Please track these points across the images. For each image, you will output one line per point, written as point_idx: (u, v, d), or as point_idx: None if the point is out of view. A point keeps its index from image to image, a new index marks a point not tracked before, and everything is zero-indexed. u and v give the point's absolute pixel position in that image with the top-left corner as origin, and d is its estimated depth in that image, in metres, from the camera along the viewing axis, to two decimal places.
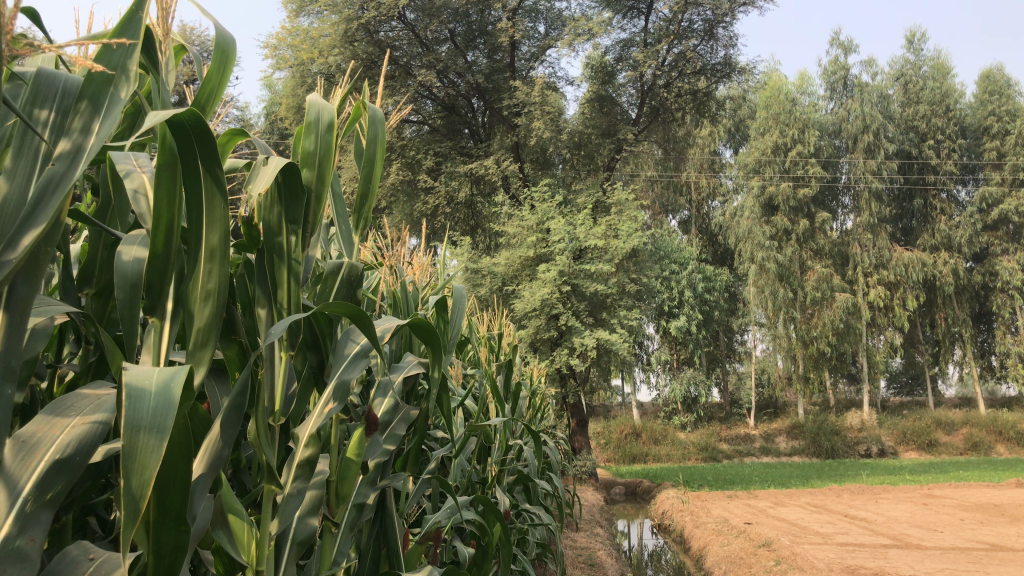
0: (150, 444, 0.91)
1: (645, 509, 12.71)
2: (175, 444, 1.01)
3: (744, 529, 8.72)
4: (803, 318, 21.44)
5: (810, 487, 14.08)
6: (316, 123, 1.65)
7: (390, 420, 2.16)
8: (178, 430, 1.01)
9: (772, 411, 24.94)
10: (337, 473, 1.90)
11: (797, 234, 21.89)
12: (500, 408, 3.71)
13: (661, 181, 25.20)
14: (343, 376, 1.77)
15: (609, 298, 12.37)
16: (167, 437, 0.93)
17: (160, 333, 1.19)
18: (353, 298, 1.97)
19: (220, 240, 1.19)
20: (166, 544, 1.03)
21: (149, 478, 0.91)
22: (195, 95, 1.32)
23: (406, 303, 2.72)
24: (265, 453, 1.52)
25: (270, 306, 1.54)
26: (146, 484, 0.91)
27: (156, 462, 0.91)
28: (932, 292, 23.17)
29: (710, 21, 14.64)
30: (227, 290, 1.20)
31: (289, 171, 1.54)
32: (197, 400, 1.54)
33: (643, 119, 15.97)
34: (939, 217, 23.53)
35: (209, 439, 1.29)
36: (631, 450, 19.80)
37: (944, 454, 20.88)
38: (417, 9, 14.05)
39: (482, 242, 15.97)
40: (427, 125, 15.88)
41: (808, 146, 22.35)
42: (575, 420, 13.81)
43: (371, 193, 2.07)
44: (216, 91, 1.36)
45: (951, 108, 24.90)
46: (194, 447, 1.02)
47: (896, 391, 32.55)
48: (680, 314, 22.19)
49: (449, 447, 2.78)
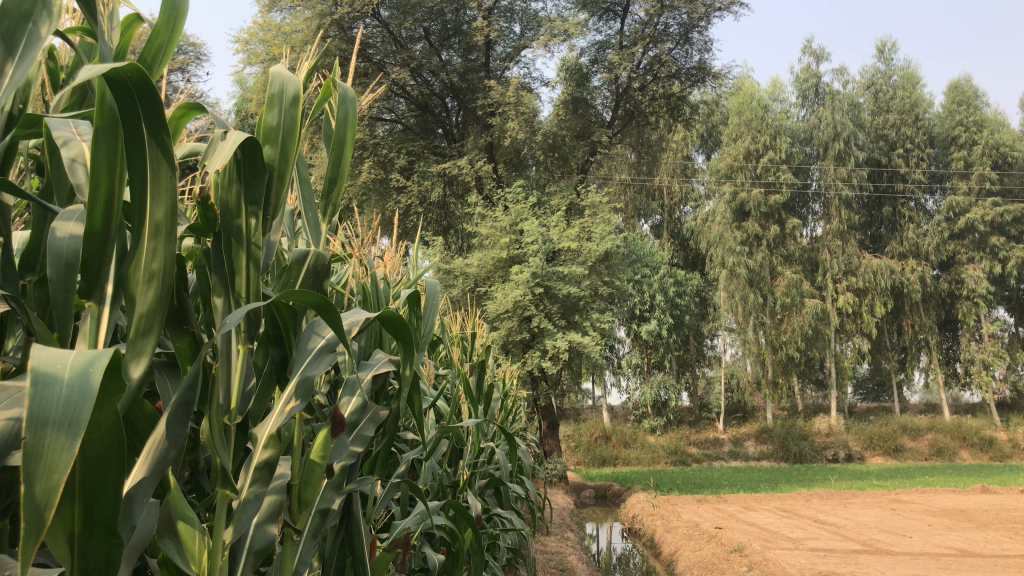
0: (61, 442, 0.78)
1: (615, 513, 12.63)
2: (99, 440, 0.89)
3: (716, 534, 8.66)
4: (772, 323, 21.57)
5: (779, 491, 14.09)
6: (279, 96, 1.52)
7: (358, 420, 2.02)
8: (101, 430, 0.88)
9: (741, 416, 25.05)
10: (300, 478, 1.78)
11: (767, 240, 21.96)
12: (474, 409, 3.59)
13: (634, 185, 25.26)
14: (306, 372, 1.64)
15: (581, 300, 12.30)
16: (81, 434, 0.80)
17: (96, 321, 1.05)
18: (320, 289, 1.84)
19: (167, 216, 1.06)
20: (92, 558, 0.91)
21: (57, 483, 0.78)
22: (140, 54, 1.20)
23: (376, 299, 2.61)
24: (219, 456, 1.40)
25: (227, 293, 1.42)
26: (52, 490, 0.78)
27: (68, 466, 0.78)
28: (899, 299, 23.39)
29: (685, 25, 14.65)
30: (174, 271, 1.07)
31: (250, 147, 1.41)
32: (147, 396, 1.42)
33: (617, 122, 15.95)
34: (906, 226, 23.81)
35: (152, 440, 1.15)
36: (601, 453, 19.69)
37: (910, 459, 21.10)
38: (393, 6, 13.96)
39: (454, 243, 15.85)
40: (400, 124, 15.76)
41: (780, 152, 22.49)
42: (546, 423, 13.67)
43: (341, 178, 1.94)
44: (169, 53, 1.24)
45: (920, 118, 25.14)
46: (123, 448, 0.90)
47: (862, 396, 32.84)
48: (651, 318, 22.22)
49: (419, 450, 2.67)
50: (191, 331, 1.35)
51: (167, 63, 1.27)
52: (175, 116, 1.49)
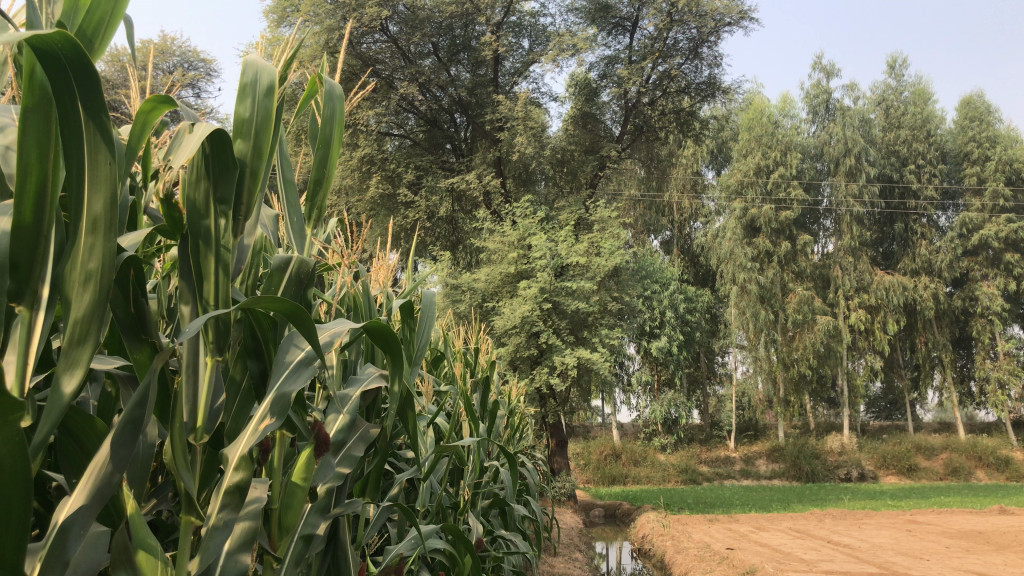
0: None
1: (625, 532, 12.44)
2: (2, 458, 0.84)
3: (728, 556, 8.46)
4: (784, 340, 21.42)
5: (792, 511, 13.83)
6: (253, 86, 1.40)
7: (346, 439, 1.89)
8: (6, 445, 0.84)
9: (752, 434, 24.79)
10: (281, 501, 1.65)
11: (779, 256, 21.77)
12: (475, 427, 3.43)
13: (643, 201, 25.12)
14: (282, 388, 1.51)
15: (590, 316, 12.15)
16: None
17: (28, 330, 0.93)
18: (302, 299, 1.71)
19: (105, 209, 0.95)
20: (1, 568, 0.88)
21: None
22: (76, 26, 1.13)
23: (370, 309, 2.47)
24: (182, 480, 1.28)
25: (195, 301, 1.32)
26: None
27: None
28: (912, 316, 23.15)
29: (695, 39, 14.60)
30: (113, 272, 0.95)
31: (219, 140, 1.30)
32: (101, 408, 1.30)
33: (627, 137, 15.79)
34: (919, 242, 23.58)
35: (96, 461, 1.04)
36: (610, 471, 19.47)
37: (924, 479, 20.74)
38: (401, 20, 13.97)
39: (463, 259, 15.72)
40: (409, 139, 15.62)
41: (791, 168, 22.32)
42: (555, 441, 13.47)
43: (327, 179, 1.82)
44: (109, 32, 1.16)
45: (933, 134, 24.93)
46: (26, 466, 0.86)
47: (875, 415, 32.47)
48: (661, 335, 22.04)
49: (414, 471, 2.53)
50: (151, 342, 1.24)
51: (106, 44, 1.17)
52: (144, 109, 1.38)
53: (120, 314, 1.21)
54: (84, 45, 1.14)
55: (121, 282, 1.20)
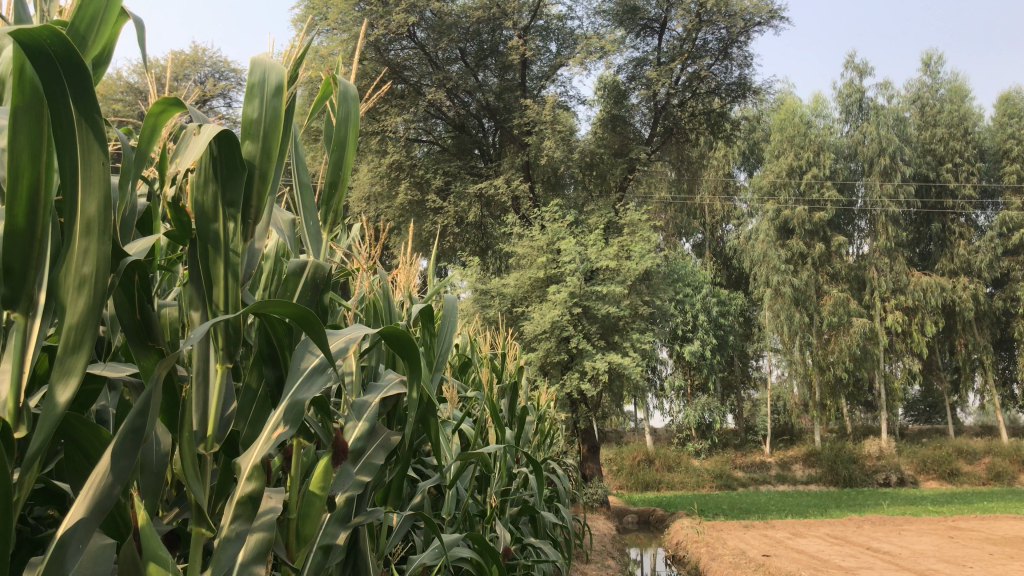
0: None
1: (659, 539, 12.29)
2: None
3: (763, 563, 8.31)
4: (819, 343, 21.10)
5: (829, 517, 13.59)
6: (261, 86, 1.37)
7: (364, 447, 1.85)
8: None
9: (788, 438, 24.49)
10: (298, 511, 1.61)
11: (813, 258, 21.48)
12: (500, 433, 3.36)
13: (674, 204, 24.93)
14: (296, 395, 1.47)
15: (621, 321, 12.04)
16: None
17: (24, 335, 0.90)
18: (318, 304, 1.68)
19: (100, 212, 0.92)
20: None
21: None
22: (69, 23, 1.12)
23: (389, 313, 2.42)
24: (192, 491, 1.25)
25: (204, 306, 1.30)
26: None
27: None
28: (951, 317, 22.72)
29: (724, 39, 14.46)
30: (109, 277, 0.92)
31: (227, 141, 1.27)
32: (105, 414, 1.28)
33: (657, 139, 15.66)
34: (957, 242, 23.12)
35: (98, 472, 1.02)
36: (644, 477, 19.32)
37: (966, 484, 20.28)
38: (428, 27, 14.01)
39: (493, 264, 15.67)
40: (438, 145, 15.62)
41: (824, 168, 22.02)
42: (587, 446, 13.36)
43: (342, 183, 1.79)
44: (105, 26, 1.15)
45: (970, 131, 24.45)
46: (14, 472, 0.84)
47: (914, 418, 31.91)
48: (694, 339, 21.86)
49: (436, 478, 2.49)
50: (158, 349, 1.22)
51: (99, 43, 1.16)
52: (152, 111, 1.37)
53: (126, 320, 1.19)
54: (78, 44, 1.12)
55: (125, 287, 1.18)
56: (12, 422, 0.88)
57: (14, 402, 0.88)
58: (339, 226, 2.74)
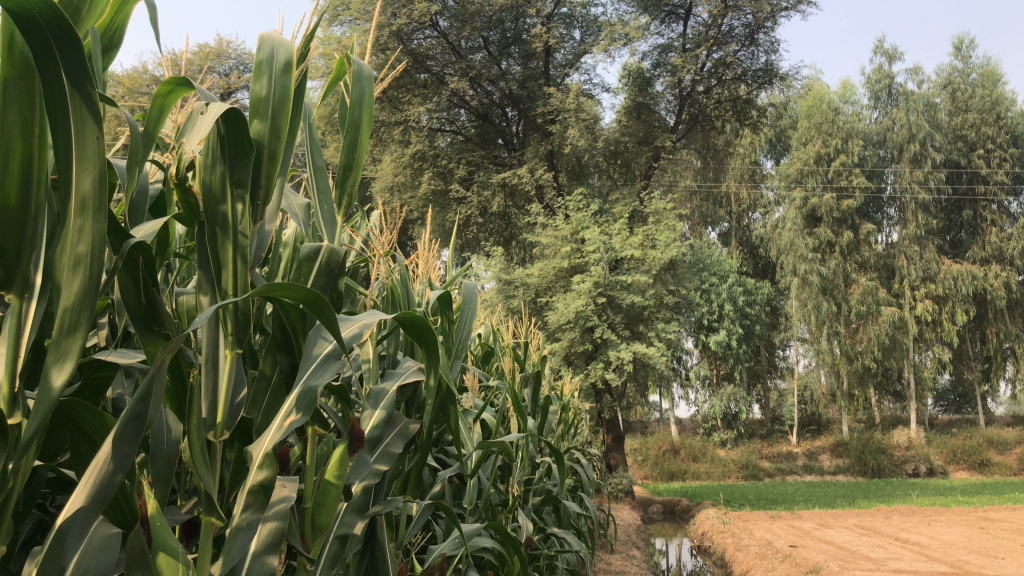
0: None
1: (684, 529, 12.24)
2: None
3: (790, 554, 8.20)
4: (847, 333, 20.82)
5: (858, 507, 13.45)
6: (269, 62, 1.33)
7: (382, 436, 1.81)
8: None
9: (815, 429, 24.30)
10: (313, 501, 1.57)
11: (840, 246, 21.25)
12: (522, 423, 3.29)
13: (700, 192, 24.75)
14: (309, 382, 1.44)
15: (646, 310, 11.93)
16: None
17: (20, 319, 0.87)
18: (333, 290, 1.64)
19: (96, 189, 0.89)
20: None
21: None
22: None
23: (407, 299, 2.37)
24: (201, 480, 1.22)
25: (214, 291, 1.27)
26: None
27: None
28: (982, 306, 22.38)
29: (751, 25, 14.28)
30: (104, 256, 0.90)
31: (235, 118, 1.24)
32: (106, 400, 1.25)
33: (682, 127, 15.52)
34: (988, 229, 22.74)
35: (98, 460, 1.00)
36: (669, 467, 19.23)
37: (997, 474, 20.01)
38: (451, 16, 14.02)
39: (517, 254, 15.61)
40: (461, 135, 15.59)
41: (852, 155, 21.75)
42: (612, 436, 13.30)
43: (358, 164, 1.75)
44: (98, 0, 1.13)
45: (1003, 116, 24.00)
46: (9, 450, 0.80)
47: (944, 408, 31.54)
48: (720, 328, 21.72)
49: (456, 468, 2.44)
50: (164, 333, 1.20)
51: (90, 20, 1.14)
52: (160, 94, 1.33)
53: (131, 305, 1.16)
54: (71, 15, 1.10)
55: (130, 269, 1.15)
56: (7, 407, 0.85)
57: (9, 387, 0.85)
58: (355, 212, 2.69)
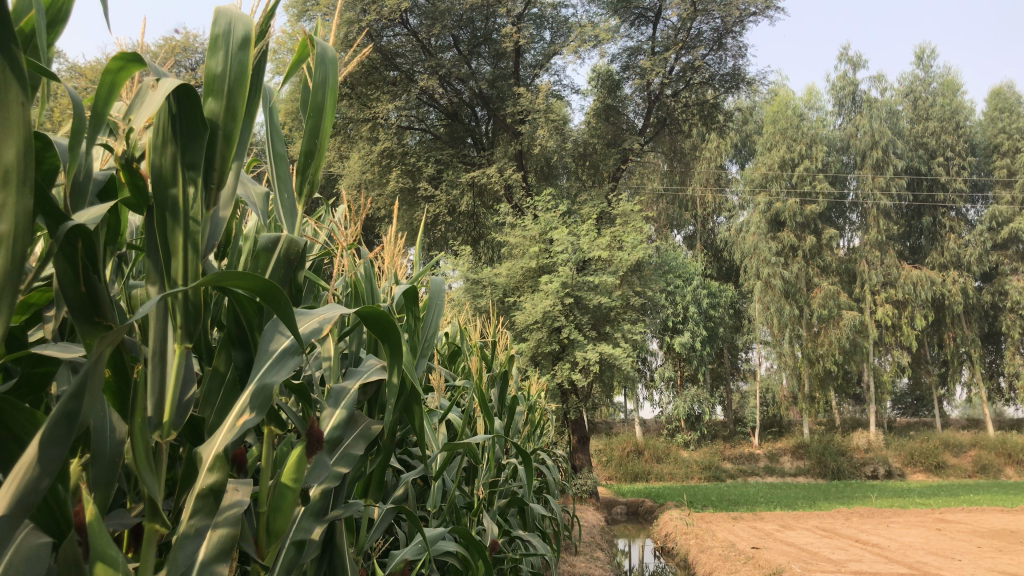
0: None
1: (648, 530, 12.27)
2: None
3: (753, 555, 8.21)
4: (809, 336, 21.01)
5: (818, 509, 13.56)
6: (226, 38, 1.25)
7: (342, 436, 1.72)
8: None
9: (777, 430, 24.53)
10: (268, 504, 1.48)
11: (804, 250, 21.46)
12: (489, 423, 3.20)
13: (667, 195, 24.87)
14: (264, 379, 1.35)
15: (613, 311, 11.94)
16: None
17: None
18: (292, 283, 1.55)
19: (19, 164, 0.84)
20: None
21: None
22: None
23: (371, 295, 2.28)
24: (145, 484, 1.14)
25: (162, 281, 1.19)
26: None
27: None
28: (940, 311, 22.76)
29: (719, 29, 14.34)
30: (26, 233, 0.84)
31: (187, 95, 1.16)
32: (36, 395, 1.17)
33: (649, 130, 15.54)
34: (947, 236, 23.10)
35: (23, 459, 0.92)
36: (633, 468, 19.27)
37: (952, 476, 20.36)
38: (421, 13, 13.93)
39: (485, 254, 15.56)
40: (430, 134, 15.48)
41: (816, 161, 22.01)
42: (577, 437, 13.28)
43: (319, 152, 1.66)
44: None
45: (962, 125, 24.43)
46: None
47: (901, 411, 32.07)
48: (684, 330, 21.84)
49: (420, 470, 2.36)
50: (105, 324, 1.12)
51: None
52: (109, 70, 1.23)
53: (70, 294, 1.09)
54: None
55: (67, 253, 1.08)
56: None
57: None
58: (319, 205, 2.59)
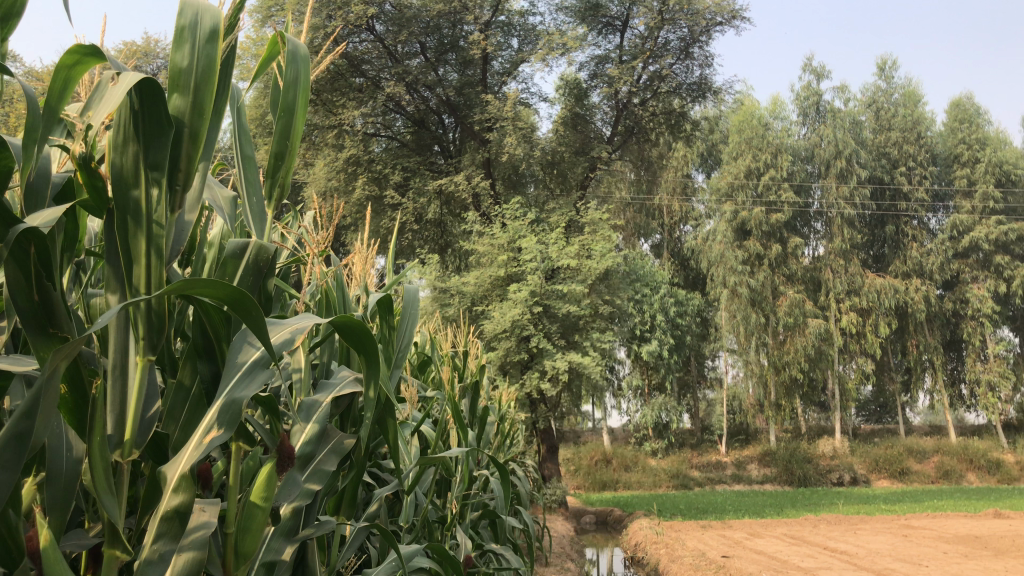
0: None
1: (617, 540, 12.21)
2: None
3: (723, 564, 8.18)
4: (775, 343, 21.14)
5: (786, 517, 13.61)
6: (192, 29, 1.17)
7: (314, 451, 1.65)
8: None
9: (744, 438, 24.68)
10: (236, 525, 1.40)
11: (769, 259, 21.64)
12: (462, 436, 3.12)
13: (634, 204, 24.96)
14: (232, 393, 1.27)
15: (581, 320, 11.92)
16: None
17: None
18: (261, 290, 1.47)
19: None
20: None
21: None
22: None
23: (341, 303, 2.20)
24: (103, 505, 1.06)
25: (122, 288, 1.11)
26: None
27: None
28: (903, 318, 23.08)
29: (686, 38, 14.51)
30: None
31: (149, 89, 1.09)
32: None
33: (617, 138, 15.58)
34: (909, 245, 23.45)
35: None
36: (601, 477, 19.26)
37: (916, 482, 20.60)
38: (387, 20, 13.88)
39: (452, 262, 15.49)
40: (396, 141, 15.35)
41: (781, 170, 22.24)
42: (546, 447, 13.21)
43: (290, 154, 1.59)
44: None
45: (923, 135, 24.85)
46: None
47: (864, 418, 32.46)
48: (652, 338, 21.90)
49: (394, 485, 2.28)
50: (60, 336, 1.05)
51: None
52: (64, 64, 1.16)
53: (21, 303, 1.01)
54: None
55: (19, 260, 1.01)
56: None
57: None
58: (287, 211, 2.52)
